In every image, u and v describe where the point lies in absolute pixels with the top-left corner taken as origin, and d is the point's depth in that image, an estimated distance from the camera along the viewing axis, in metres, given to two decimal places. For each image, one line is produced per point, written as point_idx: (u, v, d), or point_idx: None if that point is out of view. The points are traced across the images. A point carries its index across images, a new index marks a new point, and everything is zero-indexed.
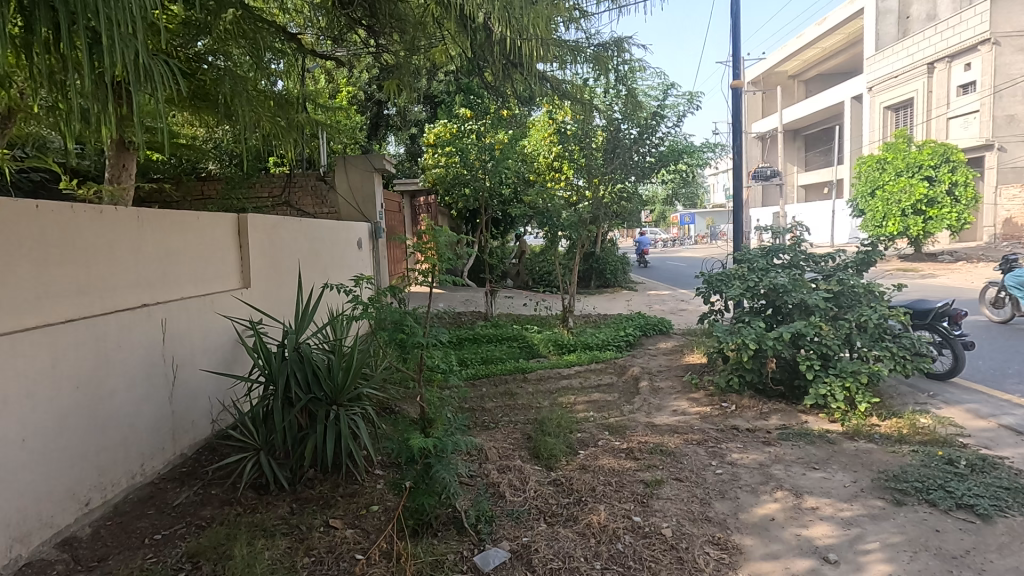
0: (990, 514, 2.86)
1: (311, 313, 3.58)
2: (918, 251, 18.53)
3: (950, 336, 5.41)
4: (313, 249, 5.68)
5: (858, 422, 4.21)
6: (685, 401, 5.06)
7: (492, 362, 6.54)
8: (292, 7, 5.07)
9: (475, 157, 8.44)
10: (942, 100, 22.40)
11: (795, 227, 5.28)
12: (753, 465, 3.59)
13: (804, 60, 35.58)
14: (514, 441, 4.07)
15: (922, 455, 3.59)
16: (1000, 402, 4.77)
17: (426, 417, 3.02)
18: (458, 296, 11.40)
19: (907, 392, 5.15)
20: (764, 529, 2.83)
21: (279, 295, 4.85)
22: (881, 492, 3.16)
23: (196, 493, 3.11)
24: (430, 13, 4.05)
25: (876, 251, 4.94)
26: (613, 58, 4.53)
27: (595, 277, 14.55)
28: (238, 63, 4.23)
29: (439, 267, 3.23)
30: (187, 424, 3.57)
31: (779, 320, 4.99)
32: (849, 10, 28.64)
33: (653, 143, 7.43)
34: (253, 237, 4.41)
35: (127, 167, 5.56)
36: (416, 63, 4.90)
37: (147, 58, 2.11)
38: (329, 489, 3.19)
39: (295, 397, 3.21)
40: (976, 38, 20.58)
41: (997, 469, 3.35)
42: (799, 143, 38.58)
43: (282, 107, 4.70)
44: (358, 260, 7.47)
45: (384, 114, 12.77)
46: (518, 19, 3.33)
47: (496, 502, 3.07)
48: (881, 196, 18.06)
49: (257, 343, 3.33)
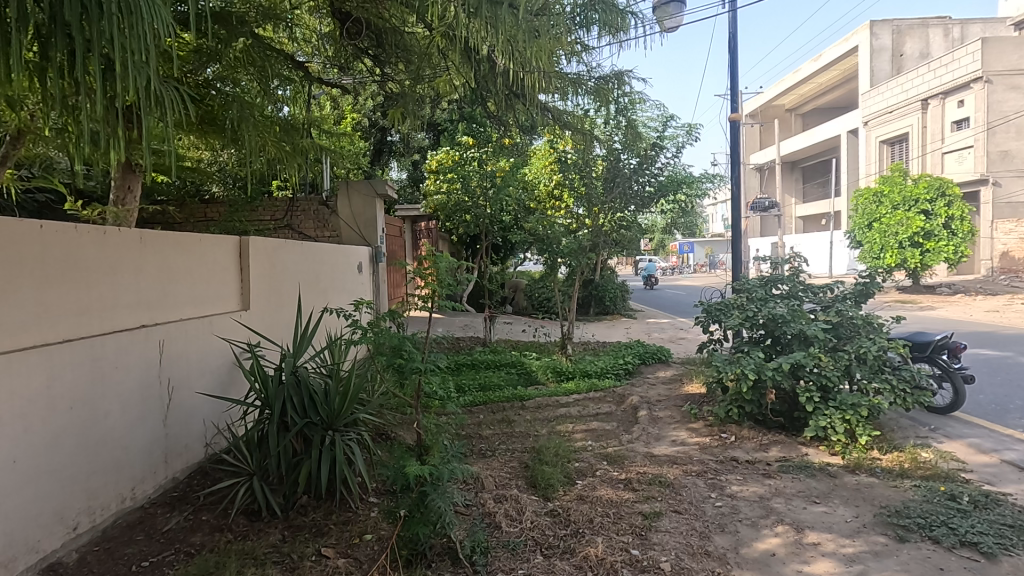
0: (995, 552, 2.81)
1: (309, 335, 3.57)
2: (916, 282, 18.55)
3: (950, 370, 5.41)
4: (313, 272, 5.69)
5: (859, 456, 4.18)
6: (684, 431, 5.01)
7: (490, 389, 6.49)
8: (300, 36, 5.20)
9: (476, 184, 8.54)
10: (936, 135, 22.92)
11: (793, 258, 5.31)
12: (753, 498, 3.54)
13: (800, 95, 36.44)
14: (511, 470, 4.01)
15: (924, 490, 3.54)
16: (1001, 437, 4.73)
17: (422, 444, 2.98)
18: (457, 322, 11.40)
19: (908, 426, 5.11)
20: (765, 565, 2.78)
21: (278, 318, 4.84)
22: (884, 528, 3.11)
23: (186, 518, 3.06)
24: (435, 45, 4.17)
25: (874, 283, 4.93)
26: (614, 91, 4.65)
27: (595, 304, 14.57)
28: (245, 90, 4.32)
29: (439, 292, 3.23)
30: (181, 447, 3.52)
31: (778, 351, 4.97)
32: (843, 47, 29.36)
33: (653, 173, 7.48)
34: (254, 259, 4.42)
35: (132, 189, 5.63)
36: (422, 92, 4.99)
37: (158, 86, 2.16)
38: (322, 516, 3.13)
39: (291, 422, 3.19)
40: (967, 76, 21.18)
41: (1000, 506, 3.31)
42: (796, 176, 39.12)
43: (288, 132, 4.76)
44: (357, 284, 7.46)
45: (388, 141, 13.02)
46: (522, 52, 3.42)
47: (491, 533, 3.01)
48: (878, 228, 18.20)
49: (254, 366, 3.31)
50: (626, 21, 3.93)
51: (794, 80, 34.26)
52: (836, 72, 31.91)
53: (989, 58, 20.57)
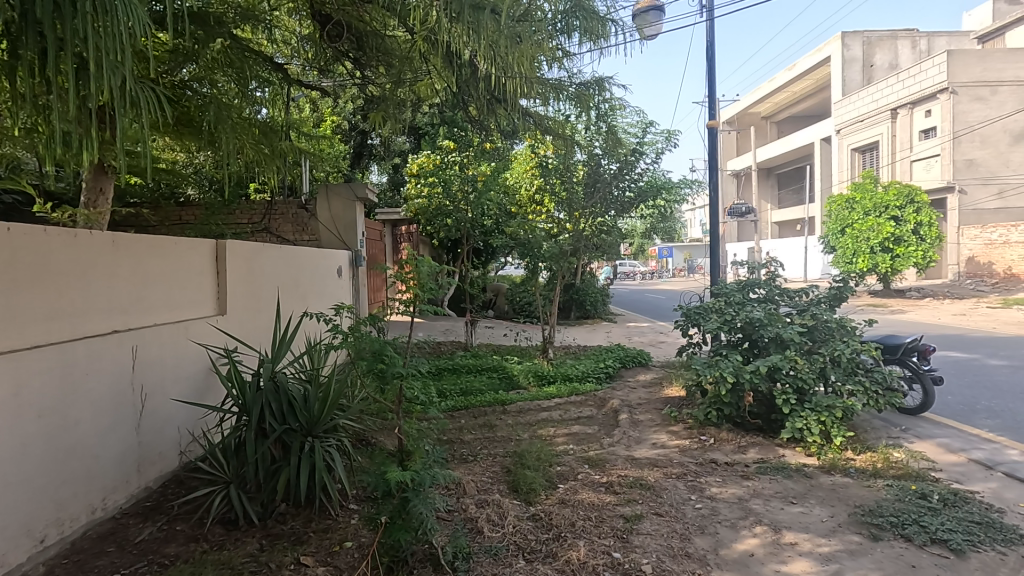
0: (963, 549, 2.90)
1: (288, 340, 3.52)
2: (887, 287, 19.03)
3: (920, 371, 5.56)
4: (291, 276, 5.61)
5: (834, 456, 4.26)
6: (664, 434, 5.05)
7: (471, 394, 6.46)
8: (279, 38, 5.15)
9: (457, 188, 8.53)
10: (904, 144, 23.61)
11: (770, 263, 5.41)
12: (732, 500, 3.59)
13: (775, 103, 37.23)
14: (493, 475, 4.01)
15: (897, 489, 3.63)
16: (969, 437, 4.88)
17: (404, 450, 2.97)
18: (437, 327, 11.34)
19: (880, 426, 5.24)
20: (745, 565, 2.81)
21: (256, 323, 4.76)
22: (858, 527, 3.18)
23: (160, 529, 2.98)
24: (417, 49, 4.15)
25: (847, 288, 5.05)
26: (595, 96, 4.70)
27: (575, 308, 14.64)
28: (222, 91, 4.25)
29: (421, 297, 3.22)
30: (155, 455, 3.43)
31: (755, 354, 5.05)
32: (816, 58, 30.08)
33: (632, 178, 7.57)
34: (231, 263, 4.34)
35: (104, 191, 5.49)
36: (402, 96, 4.98)
37: (134, 86, 2.11)
38: (302, 524, 3.08)
39: (269, 428, 3.14)
40: (934, 87, 21.90)
41: (968, 504, 3.41)
42: (772, 182, 39.90)
43: (267, 134, 4.71)
44: (337, 288, 7.38)
45: (368, 144, 12.95)
46: (503, 58, 3.43)
47: (474, 538, 3.00)
48: (851, 233, 18.63)
49: (231, 372, 3.25)
50: (607, 28, 3.99)
51: (769, 88, 34.97)
52: (809, 81, 32.68)
53: (954, 69, 21.29)
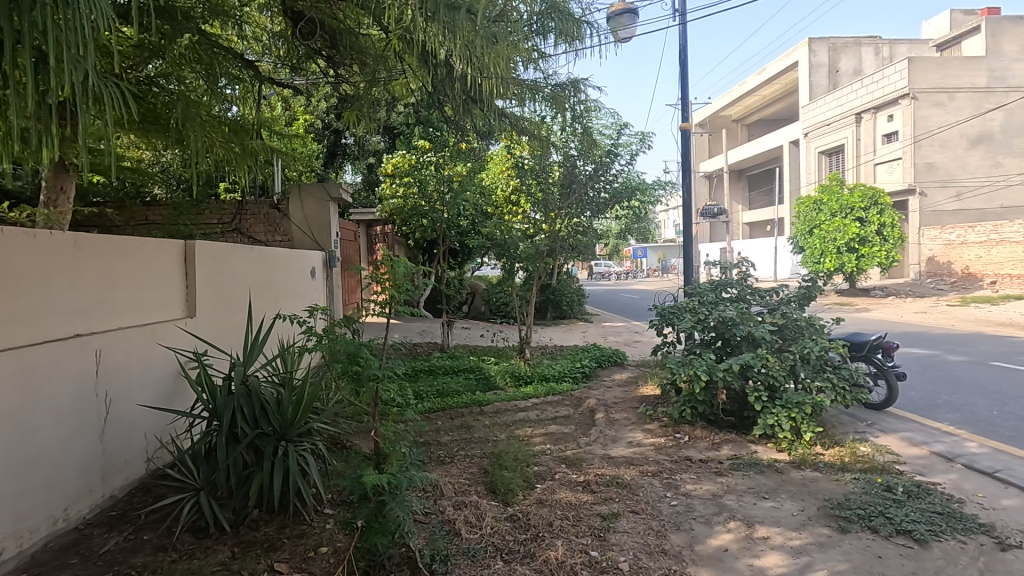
0: (926, 538, 3.00)
1: (261, 343, 3.44)
2: (853, 286, 19.60)
3: (885, 368, 5.75)
4: (263, 277, 5.49)
5: (803, 452, 4.37)
6: (640, 433, 5.11)
7: (448, 395, 6.43)
8: (249, 34, 5.05)
9: (433, 188, 8.48)
10: (868, 147, 24.36)
11: (741, 263, 5.52)
12: (706, 496, 3.64)
13: (746, 106, 38.03)
14: (470, 476, 3.99)
15: (863, 483, 3.74)
16: (931, 431, 5.05)
17: (380, 452, 2.94)
18: (413, 328, 11.26)
19: (848, 422, 5.38)
20: (719, 560, 2.86)
21: (227, 326, 4.65)
22: (827, 520, 3.26)
23: (126, 539, 2.89)
24: (392, 48, 4.12)
25: (815, 286, 5.18)
26: (570, 98, 4.73)
27: (552, 308, 14.71)
28: (191, 88, 4.14)
29: (397, 298, 3.18)
30: (120, 462, 3.32)
31: (728, 352, 5.14)
32: (784, 63, 30.84)
33: (608, 179, 7.64)
34: (201, 265, 4.23)
35: (65, 190, 5.30)
36: (377, 95, 4.93)
37: (97, 82, 2.06)
38: (275, 530, 3.02)
39: (241, 433, 3.07)
40: (896, 93, 22.65)
41: (930, 495, 3.54)
42: (743, 184, 40.71)
43: (237, 132, 4.63)
44: (311, 289, 7.26)
45: (342, 143, 12.80)
46: (479, 58, 3.42)
47: (451, 540, 2.98)
48: (819, 234, 19.13)
49: (202, 376, 3.18)
50: (582, 30, 4.02)
51: (740, 92, 35.71)
52: (778, 85, 33.48)
53: (915, 76, 22.06)
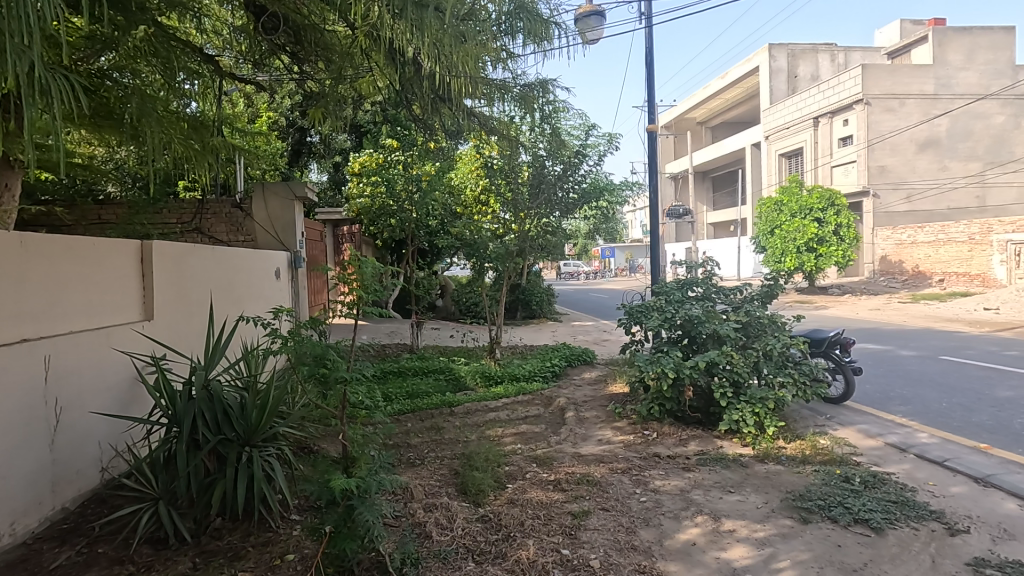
0: (882, 526, 3.12)
1: (222, 346, 3.34)
2: (812, 285, 20.27)
3: (843, 363, 5.95)
4: (225, 278, 5.34)
5: (767, 446, 4.49)
6: (609, 430, 5.16)
7: (417, 397, 6.37)
8: (208, 28, 4.91)
9: (401, 187, 8.38)
10: (826, 150, 25.24)
11: (706, 262, 5.62)
12: (674, 491, 3.71)
13: (709, 109, 38.91)
14: (441, 478, 3.97)
15: (823, 474, 3.87)
16: (886, 423, 5.26)
17: (349, 456, 2.89)
18: (382, 330, 11.12)
19: (808, 416, 5.56)
20: (687, 554, 2.91)
21: (187, 329, 4.49)
22: (789, 511, 3.36)
23: (79, 553, 2.76)
24: (358, 45, 4.05)
25: (778, 285, 5.32)
26: (538, 98, 4.75)
27: (522, 308, 14.75)
28: (147, 82, 4.00)
29: (364, 299, 3.13)
30: (72, 473, 3.17)
31: (694, 349, 5.24)
32: (746, 68, 31.67)
33: (576, 180, 7.70)
34: (158, 266, 4.08)
35: (9, 187, 5.04)
36: (343, 93, 4.84)
37: (44, 72, 1.94)
38: (239, 538, 2.94)
39: (202, 439, 2.97)
40: (851, 98, 23.54)
41: (885, 484, 3.69)
42: (707, 185, 41.62)
43: (196, 129, 4.49)
44: (275, 291, 7.09)
45: (307, 141, 12.55)
46: (448, 56, 3.39)
47: (422, 543, 2.95)
48: (779, 234, 19.70)
49: (160, 381, 3.06)
50: (550, 30, 4.04)
51: (703, 95, 36.51)
52: (740, 89, 34.36)
53: (869, 82, 22.96)
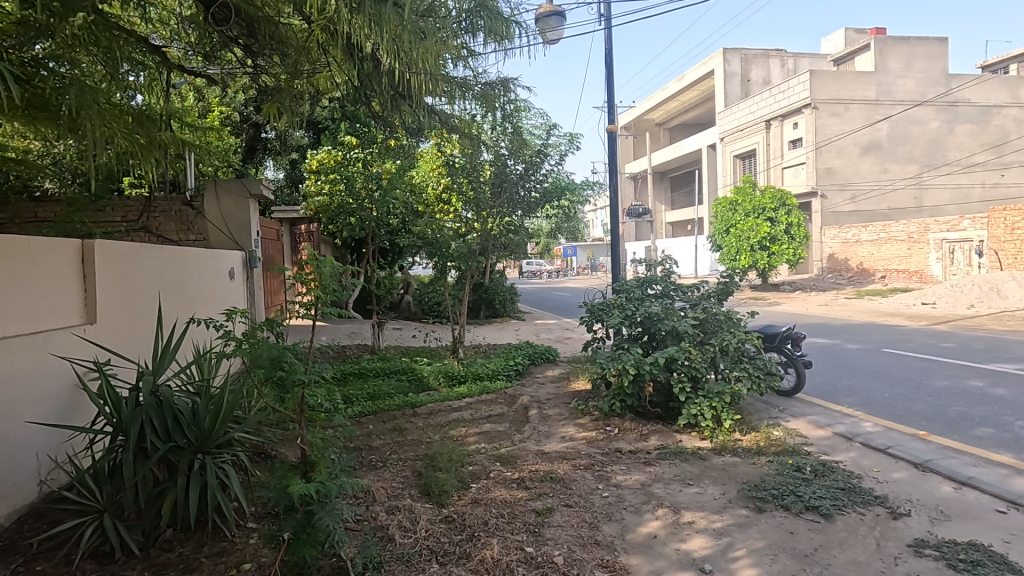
0: (831, 513, 3.26)
1: (172, 349, 3.19)
2: (765, 282, 20.99)
3: (794, 357, 6.20)
4: (175, 279, 5.12)
5: (724, 438, 4.62)
6: (572, 427, 5.21)
7: (379, 398, 6.27)
8: (155, 17, 4.72)
9: (361, 186, 8.20)
10: (777, 152, 26.18)
11: (665, 260, 5.70)
12: (636, 486, 3.77)
13: (667, 111, 39.76)
14: (404, 480, 3.92)
15: (777, 464, 4.01)
16: (834, 413, 5.50)
17: (308, 460, 2.82)
18: (342, 331, 10.89)
19: (763, 408, 5.76)
20: (648, 547, 2.97)
21: (134, 331, 4.28)
22: (745, 501, 3.48)
23: (14, 572, 2.60)
24: (314, 39, 3.94)
25: (733, 282, 5.46)
26: (499, 97, 4.75)
27: (484, 307, 14.71)
28: (87, 73, 3.79)
29: (323, 299, 3.05)
30: (6, 487, 2.98)
31: (654, 346, 5.34)
32: (701, 71, 32.51)
33: (538, 179, 7.73)
34: (101, 266, 3.87)
35: None
36: (300, 88, 4.71)
37: None
38: (192, 550, 2.83)
39: (151, 447, 2.84)
40: (800, 102, 24.50)
41: (834, 472, 3.85)
42: (666, 185, 42.52)
43: (142, 122, 4.27)
44: (229, 291, 6.85)
45: (262, 138, 12.17)
46: (407, 53, 3.34)
47: (385, 546, 2.91)
48: (734, 233, 20.32)
49: (104, 387, 2.91)
50: (511, 30, 4.04)
51: (661, 97, 37.29)
52: (697, 92, 35.26)
53: (816, 87, 23.95)
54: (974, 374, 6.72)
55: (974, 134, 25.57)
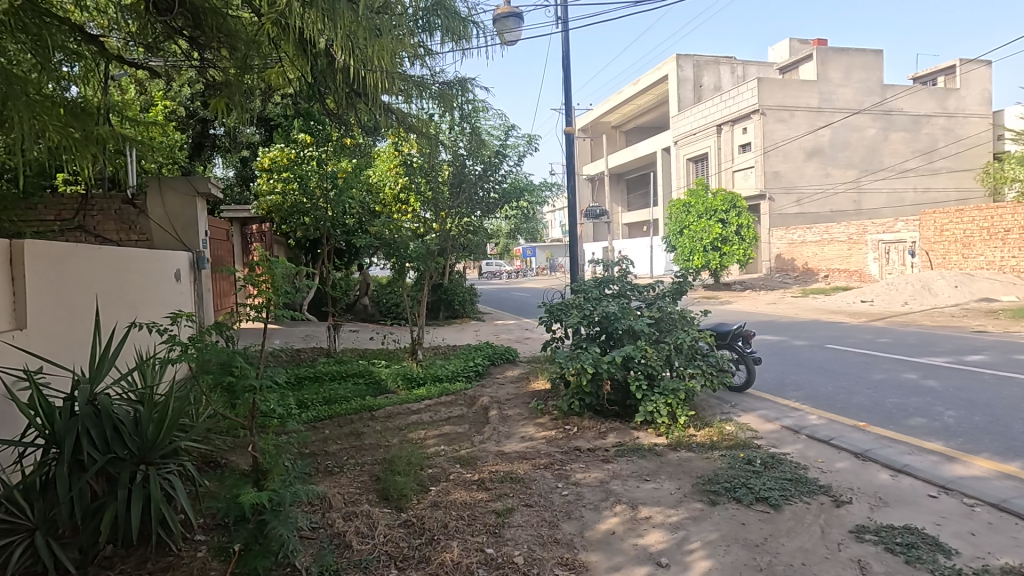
0: (780, 503, 3.39)
1: (111, 355, 3.01)
2: (717, 282, 21.68)
3: (745, 354, 6.42)
4: (115, 281, 4.86)
5: (679, 434, 4.74)
6: (532, 427, 5.24)
7: (335, 402, 6.13)
8: (92, 6, 4.50)
9: (315, 185, 7.96)
10: (727, 156, 27.10)
11: (622, 261, 5.81)
12: (594, 483, 3.82)
13: (623, 114, 40.52)
14: (361, 485, 3.84)
15: (729, 458, 4.15)
16: (782, 407, 5.73)
17: (260, 468, 2.73)
18: (296, 334, 10.59)
19: (716, 404, 5.94)
20: (607, 543, 3.01)
21: (69, 338, 4.04)
22: (699, 495, 3.57)
23: None
24: (264, 32, 3.82)
25: (687, 282, 5.62)
26: (457, 97, 4.73)
27: (444, 308, 14.61)
28: (13, 61, 3.56)
29: (275, 301, 2.95)
30: None
31: (611, 345, 5.43)
32: (656, 75, 33.30)
33: (496, 180, 7.74)
34: (31, 268, 3.62)
35: None
36: (250, 83, 4.55)
37: None
38: (135, 567, 2.73)
39: (88, 460, 2.69)
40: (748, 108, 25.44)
41: (782, 464, 4.01)
42: (622, 187, 43.33)
43: (78, 116, 4.03)
44: (175, 294, 6.55)
45: (210, 134, 11.70)
46: (362, 50, 3.28)
47: (342, 553, 2.84)
48: (688, 234, 20.88)
49: (35, 397, 2.72)
50: (468, 30, 4.03)
51: (617, 101, 38.00)
52: (651, 96, 36.08)
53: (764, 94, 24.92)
54: (909, 368, 7.13)
55: (907, 141, 27.16)
